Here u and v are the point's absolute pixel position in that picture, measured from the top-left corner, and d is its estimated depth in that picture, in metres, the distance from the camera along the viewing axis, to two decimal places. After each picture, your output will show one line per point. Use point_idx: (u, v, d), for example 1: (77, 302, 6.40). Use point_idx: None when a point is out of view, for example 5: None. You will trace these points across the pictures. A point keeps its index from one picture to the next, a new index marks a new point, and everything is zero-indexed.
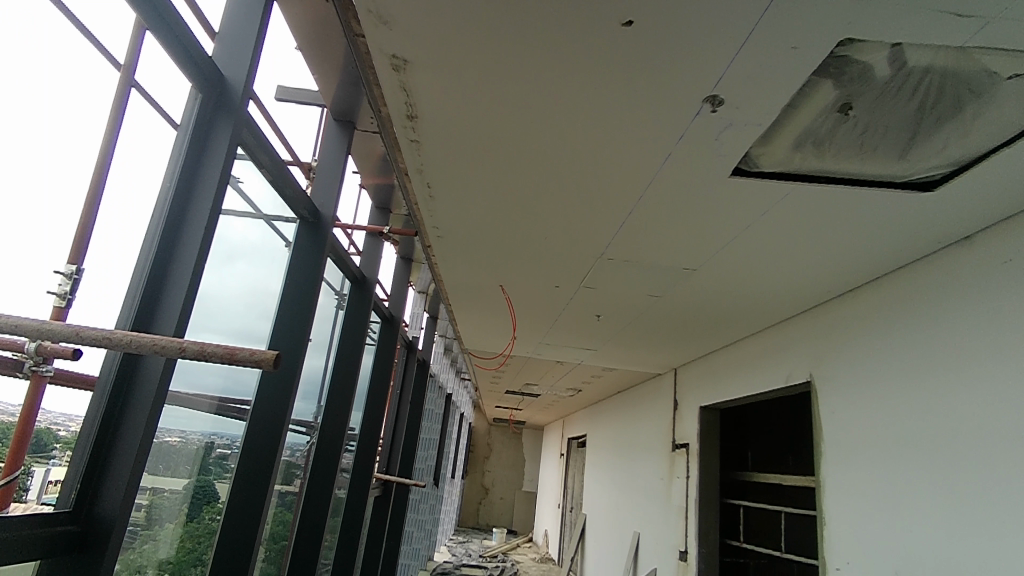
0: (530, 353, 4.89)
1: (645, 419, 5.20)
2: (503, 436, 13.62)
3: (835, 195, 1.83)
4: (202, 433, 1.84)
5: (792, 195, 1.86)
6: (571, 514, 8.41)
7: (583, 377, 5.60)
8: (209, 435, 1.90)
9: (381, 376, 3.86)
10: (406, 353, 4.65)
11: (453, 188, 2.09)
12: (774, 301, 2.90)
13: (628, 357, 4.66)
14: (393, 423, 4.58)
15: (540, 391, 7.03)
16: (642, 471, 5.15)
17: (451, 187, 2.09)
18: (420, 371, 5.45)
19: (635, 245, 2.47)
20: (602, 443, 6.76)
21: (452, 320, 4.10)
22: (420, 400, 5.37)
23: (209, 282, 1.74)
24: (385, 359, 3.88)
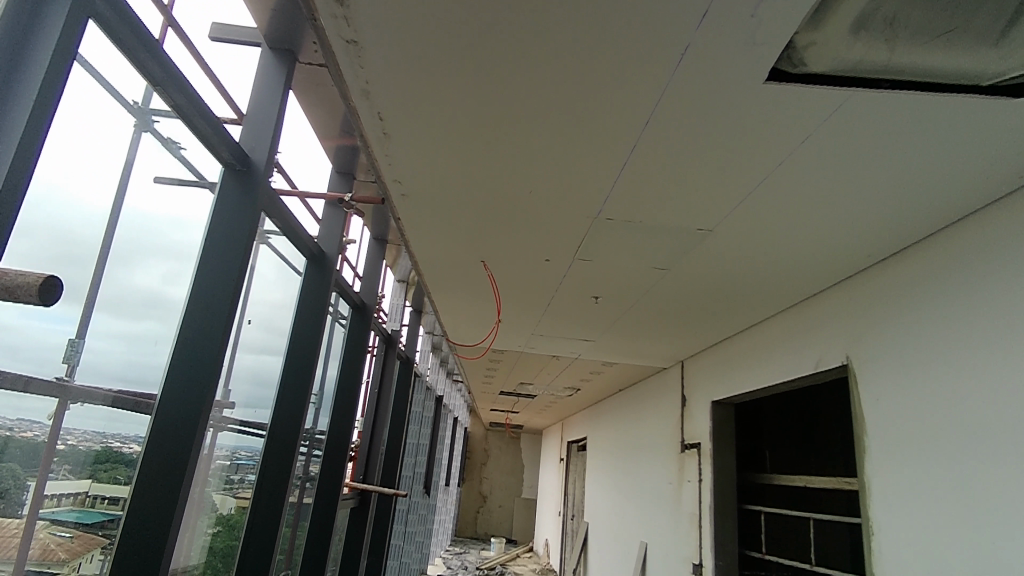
0: (523, 347, 4.48)
1: (650, 418, 4.78)
2: (501, 441, 13.16)
3: (903, 106, 1.41)
4: (84, 431, 1.42)
5: (845, 107, 1.44)
6: (572, 522, 7.95)
7: (581, 374, 5.18)
8: (97, 434, 1.48)
9: (351, 371, 3.43)
10: (384, 347, 4.23)
11: (409, 114, 1.67)
12: (800, 271, 2.50)
13: (629, 348, 4.25)
14: (370, 425, 4.14)
15: (536, 391, 6.60)
16: (647, 474, 4.71)
17: (405, 113, 1.67)
18: (404, 369, 5.02)
19: (637, 201, 2.07)
20: (603, 445, 6.32)
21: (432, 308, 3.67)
22: (403, 402, 4.94)
23: (84, 221, 1.33)
24: (356, 351, 3.45)
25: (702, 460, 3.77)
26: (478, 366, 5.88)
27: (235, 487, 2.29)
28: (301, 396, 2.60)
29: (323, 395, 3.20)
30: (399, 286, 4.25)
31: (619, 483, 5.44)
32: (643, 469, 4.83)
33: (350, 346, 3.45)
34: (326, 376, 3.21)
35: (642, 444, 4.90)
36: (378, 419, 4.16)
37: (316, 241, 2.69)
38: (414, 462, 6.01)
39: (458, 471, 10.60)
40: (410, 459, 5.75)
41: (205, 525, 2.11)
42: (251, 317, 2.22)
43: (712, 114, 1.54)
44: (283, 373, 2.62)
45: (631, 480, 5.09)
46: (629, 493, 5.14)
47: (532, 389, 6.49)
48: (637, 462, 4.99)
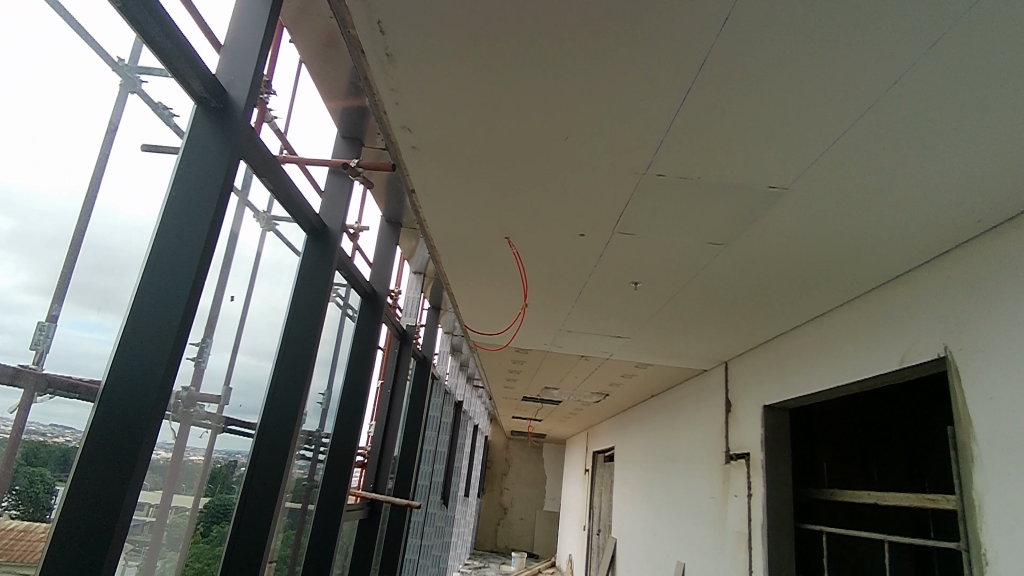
0: (549, 346, 4.12)
1: (688, 425, 4.37)
2: (523, 452, 12.75)
3: None
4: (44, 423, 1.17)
5: None
6: (598, 537, 7.51)
7: (612, 377, 4.79)
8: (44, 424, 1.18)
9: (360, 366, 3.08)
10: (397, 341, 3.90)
11: (413, 14, 1.33)
12: (884, 246, 2.11)
13: (667, 348, 3.86)
14: (382, 428, 3.78)
15: (561, 397, 6.20)
16: (686, 488, 4.30)
17: (409, 11, 1.33)
18: (421, 370, 4.68)
19: (695, 152, 1.71)
20: (634, 456, 5.90)
21: (450, 298, 3.32)
22: (419, 405, 4.59)
23: None
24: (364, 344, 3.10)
25: (752, 472, 3.37)
26: (499, 368, 5.52)
27: (220, 493, 1.97)
28: (298, 391, 2.25)
29: (326, 392, 2.85)
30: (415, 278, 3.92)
31: (652, 497, 5.02)
32: (680, 481, 4.41)
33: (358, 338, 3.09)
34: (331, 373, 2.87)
35: (680, 454, 4.48)
36: (390, 423, 3.80)
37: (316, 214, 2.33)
38: (431, 471, 5.64)
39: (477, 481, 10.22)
40: (427, 467, 5.39)
41: (179, 538, 1.77)
42: (236, 295, 1.88)
43: (809, 7, 1.19)
44: (277, 364, 2.27)
45: (666, 493, 4.68)
46: (663, 507, 4.72)
47: (556, 395, 6.11)
48: (673, 474, 4.57)
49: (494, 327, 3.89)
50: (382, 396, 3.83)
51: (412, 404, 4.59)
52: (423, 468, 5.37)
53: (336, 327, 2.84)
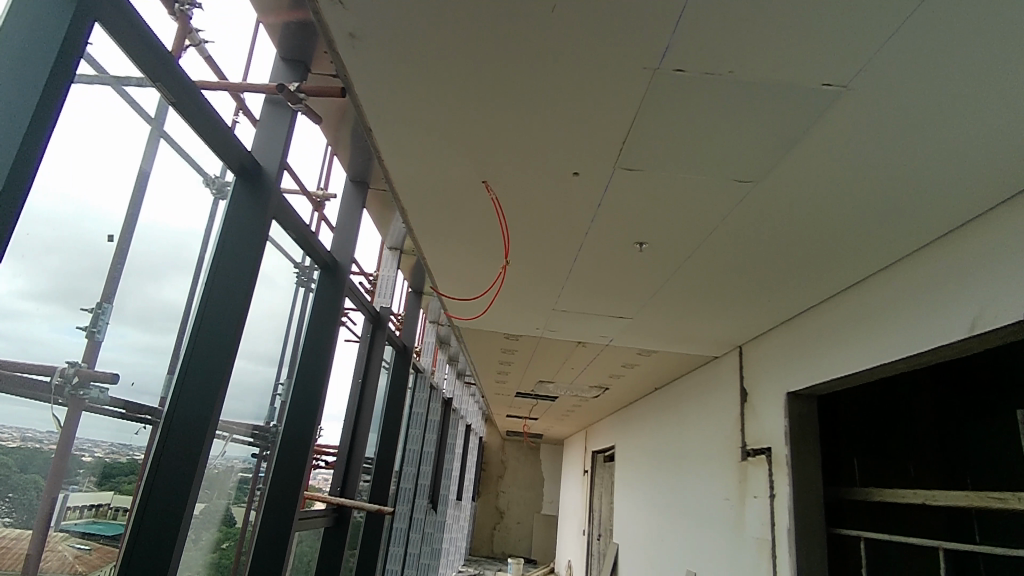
0: (542, 330, 3.69)
1: (698, 419, 3.94)
2: (519, 453, 12.31)
3: None
4: None
5: None
6: (598, 542, 7.08)
7: (614, 367, 4.36)
8: None
9: (318, 348, 2.60)
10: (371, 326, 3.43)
11: None
12: (951, 180, 1.71)
13: (675, 330, 3.43)
14: (352, 424, 3.29)
15: (557, 392, 5.77)
16: (696, 489, 3.86)
17: None
18: (402, 362, 4.22)
19: (726, 39, 1.31)
20: (636, 454, 5.47)
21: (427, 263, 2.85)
22: (399, 399, 4.13)
23: None
24: (323, 323, 2.62)
25: (774, 469, 2.94)
26: (490, 361, 5.07)
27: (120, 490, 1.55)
28: (220, 371, 1.77)
29: (275, 378, 2.37)
30: (391, 254, 3.49)
31: (658, 499, 4.59)
32: (689, 481, 3.98)
33: (316, 316, 2.61)
34: (280, 355, 2.39)
35: (689, 452, 4.04)
36: (361, 418, 3.32)
37: (243, 148, 1.88)
38: (415, 473, 5.19)
39: (471, 484, 9.77)
40: (409, 470, 4.92)
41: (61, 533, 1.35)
42: (118, 235, 1.42)
43: None
44: (195, 337, 1.80)
45: (673, 495, 4.25)
46: (669, 511, 4.28)
47: (551, 389, 5.67)
48: (681, 473, 4.14)
49: (472, 305, 3.42)
50: (353, 387, 3.35)
51: (390, 398, 4.13)
52: (405, 470, 4.90)
53: (286, 301, 2.37)
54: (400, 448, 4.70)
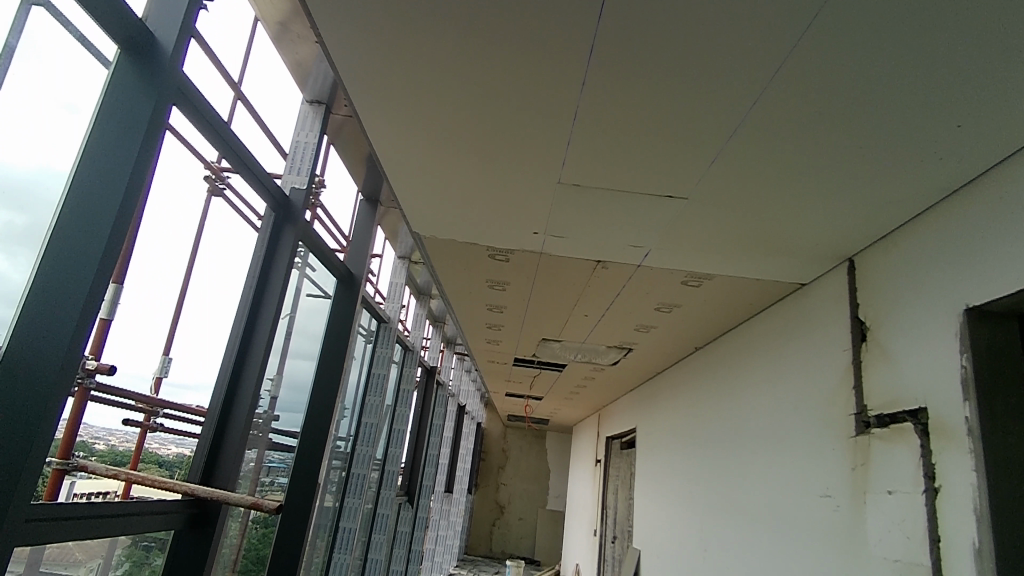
0: (545, 238, 2.47)
1: (774, 379, 2.70)
2: (522, 441, 11.14)
3: None
4: None
5: None
6: (612, 546, 5.88)
7: (648, 311, 3.13)
8: None
9: (100, 191, 1.29)
10: (272, 216, 2.13)
11: None
12: None
13: (753, 233, 2.19)
14: (233, 364, 2.01)
15: (568, 358, 4.54)
16: (771, 481, 2.62)
17: None
18: (351, 299, 2.97)
19: None
20: (668, 437, 4.25)
21: None
22: (341, 348, 2.93)
23: None
24: (119, 142, 1.33)
25: (939, 447, 1.71)
26: (475, 316, 3.81)
27: None
28: None
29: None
30: (312, 110, 2.25)
31: (703, 495, 3.37)
32: (757, 471, 2.76)
33: (97, 139, 1.33)
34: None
35: (758, 427, 2.81)
36: (249, 358, 2.04)
37: None
38: (376, 456, 3.98)
39: (467, 475, 8.59)
40: (364, 450, 3.72)
41: None
42: None
43: None
44: None
45: (730, 490, 3.02)
46: (722, 510, 3.07)
47: (561, 353, 4.43)
48: (744, 459, 2.90)
49: None
50: (243, 309, 2.06)
51: (327, 345, 2.92)
52: (357, 449, 3.71)
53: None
54: (344, 419, 3.49)
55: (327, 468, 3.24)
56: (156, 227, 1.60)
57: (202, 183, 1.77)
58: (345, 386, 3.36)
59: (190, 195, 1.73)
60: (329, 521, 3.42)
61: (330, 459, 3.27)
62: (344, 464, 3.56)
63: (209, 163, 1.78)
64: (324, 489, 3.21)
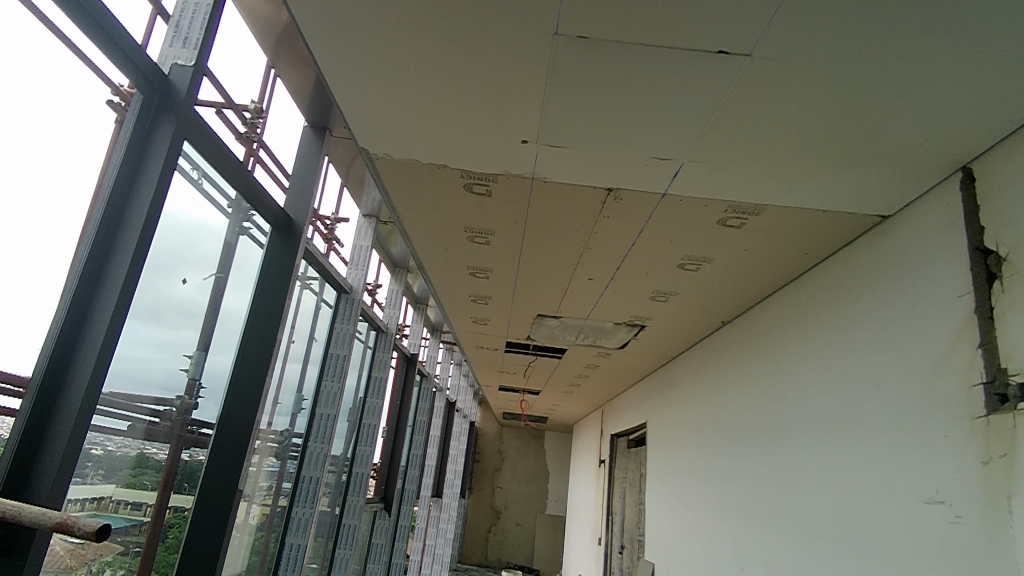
0: (540, 154, 1.81)
1: (845, 346, 2.05)
2: (520, 441, 10.49)
3: None
4: None
5: None
6: (619, 558, 5.23)
7: (671, 267, 2.47)
8: None
9: None
10: (139, 101, 1.48)
11: None
12: None
13: (832, 134, 1.56)
14: (70, 307, 1.35)
15: (569, 339, 3.88)
16: (846, 482, 1.97)
17: None
18: (286, 250, 2.30)
19: None
20: (690, 430, 3.61)
21: None
22: (278, 315, 2.27)
23: None
24: None
25: None
26: (456, 285, 3.14)
27: None
28: None
29: None
30: None
31: (741, 500, 2.73)
32: (824, 469, 2.11)
33: None
34: None
35: (822, 412, 2.15)
36: (97, 300, 1.39)
37: None
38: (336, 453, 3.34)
39: (459, 478, 7.94)
40: (315, 450, 2.98)
41: None
42: None
43: None
44: None
45: (780, 494, 2.38)
46: (769, 521, 2.43)
47: (560, 333, 3.78)
48: (801, 455, 2.26)
49: None
50: (92, 224, 1.40)
51: (256, 310, 2.28)
52: (308, 449, 2.98)
53: None
54: (290, 409, 2.79)
55: (256, 470, 2.48)
56: (53, 173, 1.28)
57: (108, 111, 1.41)
58: (280, 366, 2.60)
59: (98, 135, 1.40)
60: (266, 538, 2.69)
61: (262, 459, 2.52)
62: (289, 465, 2.84)
63: (116, 88, 1.42)
64: (253, 499, 2.48)
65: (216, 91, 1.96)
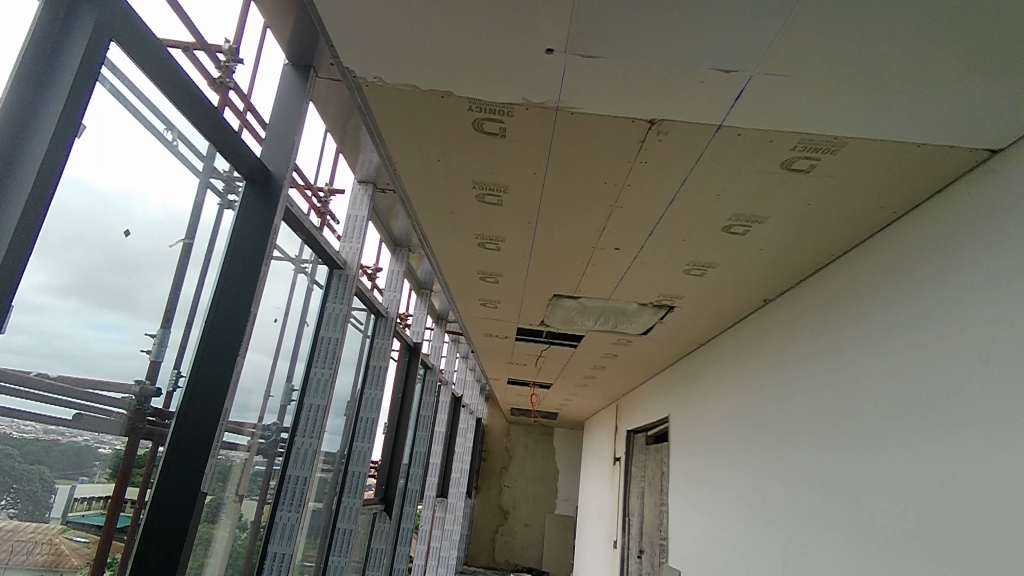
0: (569, 78, 1.46)
1: (941, 316, 1.70)
2: (527, 438, 10.15)
3: None
4: None
5: None
6: (637, 562, 4.88)
7: (715, 229, 2.11)
8: None
9: None
10: None
11: None
12: None
13: (957, 37, 1.20)
14: None
15: (588, 324, 3.51)
16: (945, 483, 1.62)
17: None
18: (262, 208, 1.94)
19: None
20: (727, 422, 3.26)
21: None
22: (251, 286, 1.90)
23: None
24: None
25: None
26: (464, 259, 2.79)
27: None
28: None
29: None
30: None
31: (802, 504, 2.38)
32: (913, 467, 1.76)
33: None
34: None
35: (911, 398, 1.80)
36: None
37: None
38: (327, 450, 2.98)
39: (465, 477, 7.59)
40: (303, 445, 2.55)
41: None
42: None
43: None
44: None
45: (856, 496, 2.04)
46: (845, 530, 2.07)
47: (579, 317, 3.41)
48: (883, 450, 1.91)
49: None
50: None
51: (226, 280, 1.89)
52: (295, 443, 2.54)
53: None
54: (273, 397, 2.38)
55: (231, 468, 2.04)
56: None
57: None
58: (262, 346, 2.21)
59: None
60: (242, 545, 2.23)
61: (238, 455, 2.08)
62: (272, 462, 2.40)
63: None
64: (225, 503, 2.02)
65: (186, 29, 1.65)
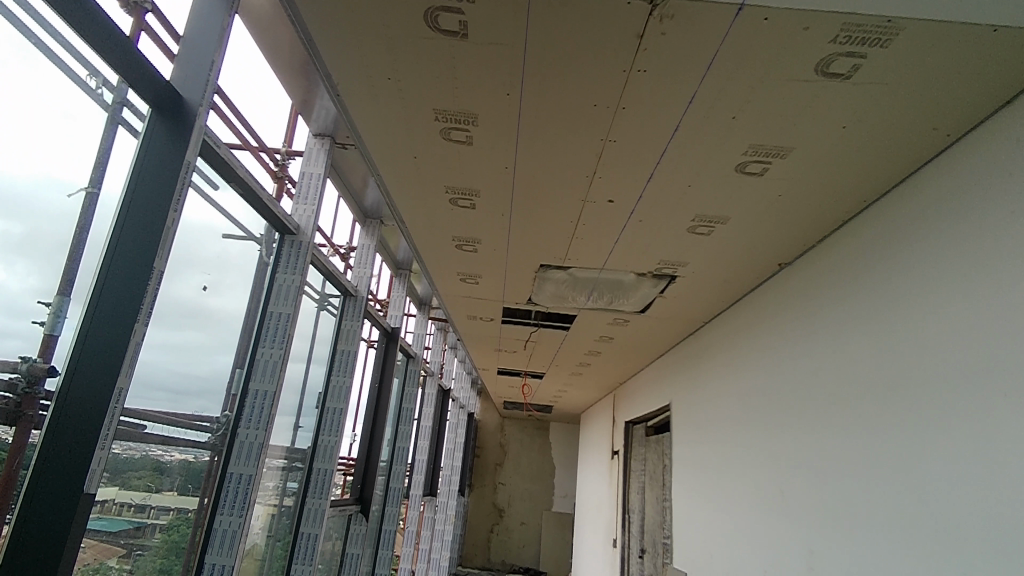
0: None
1: (1008, 255, 1.35)
2: (522, 433, 9.80)
3: None
4: None
5: None
6: (639, 562, 4.54)
7: (728, 168, 1.76)
8: None
9: None
10: None
11: None
12: None
13: None
14: None
15: (581, 301, 3.16)
16: (1020, 460, 1.28)
17: None
18: (171, 140, 1.56)
19: None
20: (737, 407, 2.91)
21: None
22: (158, 232, 1.50)
23: None
24: None
25: None
26: (434, 222, 2.43)
27: None
28: None
29: None
30: None
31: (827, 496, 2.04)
32: (970, 448, 1.42)
33: None
34: None
35: (966, 357, 1.46)
36: None
37: None
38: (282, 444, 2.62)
39: (456, 474, 7.24)
40: (247, 436, 2.19)
41: None
42: None
43: None
44: None
45: (893, 483, 1.69)
46: (882, 526, 1.73)
47: (571, 291, 3.05)
48: (929, 427, 1.56)
49: None
50: None
51: (124, 231, 1.51)
52: (237, 435, 2.19)
53: None
54: (205, 379, 2.01)
55: (134, 461, 1.69)
56: None
57: None
58: (187, 318, 1.84)
59: None
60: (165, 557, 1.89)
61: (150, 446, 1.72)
62: (205, 457, 2.04)
63: None
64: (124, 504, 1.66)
65: None
